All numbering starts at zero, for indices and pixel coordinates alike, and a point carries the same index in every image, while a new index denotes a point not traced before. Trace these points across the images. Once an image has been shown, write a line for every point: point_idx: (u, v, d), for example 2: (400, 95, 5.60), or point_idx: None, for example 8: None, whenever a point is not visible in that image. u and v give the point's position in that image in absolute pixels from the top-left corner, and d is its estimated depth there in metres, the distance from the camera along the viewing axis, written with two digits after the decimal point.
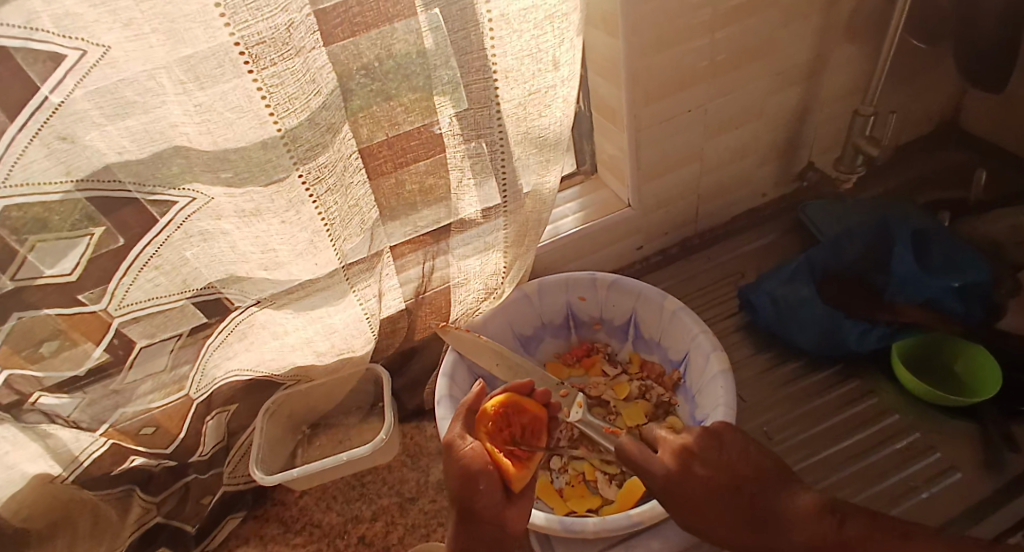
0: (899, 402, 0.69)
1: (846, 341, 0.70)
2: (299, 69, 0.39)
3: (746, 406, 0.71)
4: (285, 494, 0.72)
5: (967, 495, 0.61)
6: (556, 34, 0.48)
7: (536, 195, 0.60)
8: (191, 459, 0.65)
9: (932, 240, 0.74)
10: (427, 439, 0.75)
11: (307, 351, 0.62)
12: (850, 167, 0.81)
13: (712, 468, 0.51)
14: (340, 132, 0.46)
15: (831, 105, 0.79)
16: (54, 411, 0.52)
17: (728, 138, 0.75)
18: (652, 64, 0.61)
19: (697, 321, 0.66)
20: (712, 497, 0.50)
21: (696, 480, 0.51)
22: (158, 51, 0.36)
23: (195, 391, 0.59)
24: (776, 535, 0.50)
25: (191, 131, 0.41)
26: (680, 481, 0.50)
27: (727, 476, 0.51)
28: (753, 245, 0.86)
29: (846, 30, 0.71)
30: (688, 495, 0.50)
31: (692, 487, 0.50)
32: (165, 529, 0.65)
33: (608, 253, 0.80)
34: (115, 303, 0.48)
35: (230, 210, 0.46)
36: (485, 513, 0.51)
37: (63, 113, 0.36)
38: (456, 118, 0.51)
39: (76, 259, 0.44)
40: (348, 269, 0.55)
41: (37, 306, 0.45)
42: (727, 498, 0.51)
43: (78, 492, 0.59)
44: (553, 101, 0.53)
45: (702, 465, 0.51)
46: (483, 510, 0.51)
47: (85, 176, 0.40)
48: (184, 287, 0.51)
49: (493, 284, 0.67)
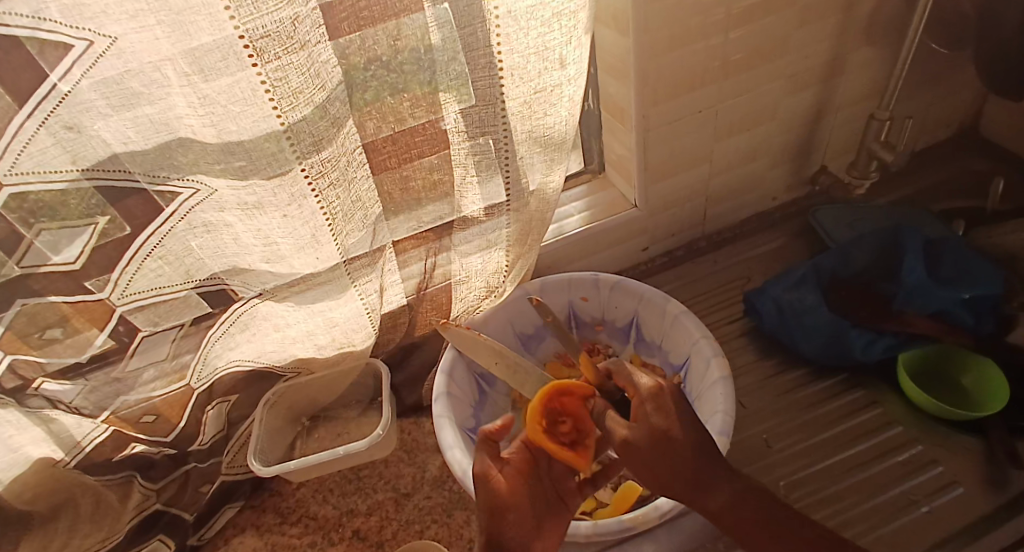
0: (902, 414, 0.68)
1: (852, 348, 0.69)
2: (304, 63, 0.39)
3: (746, 413, 0.70)
4: (283, 485, 0.73)
5: (969, 510, 0.60)
6: (562, 33, 0.48)
7: (539, 194, 0.59)
8: (191, 447, 0.65)
9: (941, 249, 0.73)
10: (424, 435, 0.75)
11: (309, 344, 0.63)
12: (862, 173, 0.79)
13: (658, 418, 0.47)
14: (344, 126, 0.45)
15: (843, 109, 0.78)
16: (57, 396, 0.53)
17: (738, 140, 0.74)
18: (661, 63, 0.61)
19: (699, 325, 0.65)
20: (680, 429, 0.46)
21: (673, 414, 0.47)
22: (163, 43, 0.36)
23: (196, 380, 0.59)
24: (686, 489, 0.46)
25: (194, 123, 0.41)
26: (653, 411, 0.47)
27: (663, 433, 0.46)
28: (759, 250, 0.85)
29: (859, 33, 0.69)
30: (651, 422, 0.47)
31: (661, 416, 0.47)
32: (164, 516, 0.65)
33: (614, 254, 0.80)
34: (117, 293, 0.48)
35: (232, 201, 0.46)
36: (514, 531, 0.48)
37: (70, 102, 0.37)
38: (462, 114, 0.51)
39: (79, 247, 0.44)
40: (350, 264, 0.55)
41: (42, 293, 0.45)
42: (664, 453, 0.46)
43: (79, 476, 0.60)
44: (558, 100, 0.52)
45: (657, 410, 0.47)
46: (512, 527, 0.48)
47: (91, 164, 0.41)
48: (187, 278, 0.52)
49: (494, 282, 0.67)
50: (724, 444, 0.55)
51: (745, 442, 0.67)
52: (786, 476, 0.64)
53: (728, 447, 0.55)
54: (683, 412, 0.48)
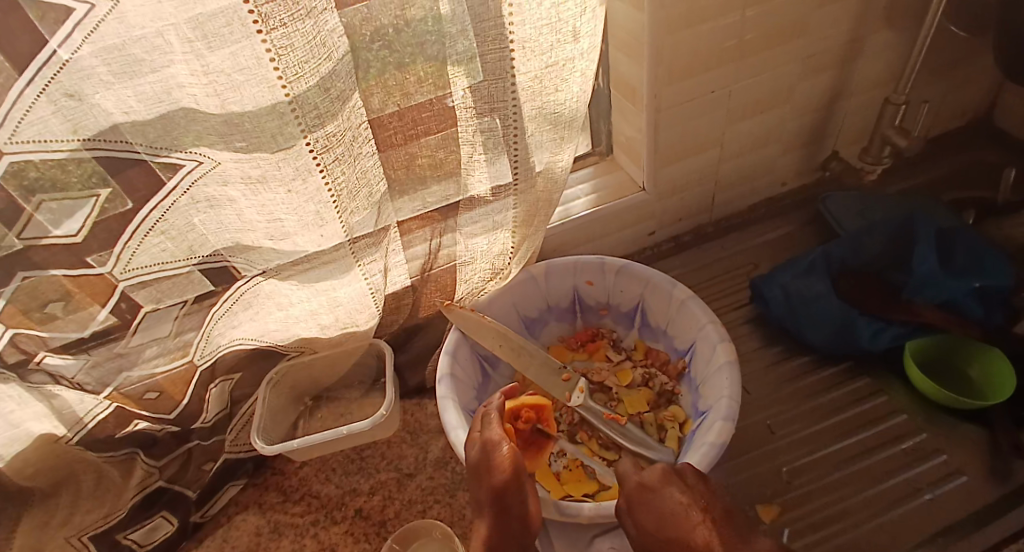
0: (908, 403, 0.68)
1: (858, 336, 0.68)
2: (310, 31, 0.38)
3: (751, 399, 0.70)
4: (285, 465, 0.73)
5: (973, 499, 0.60)
6: (576, 5, 0.46)
7: (547, 174, 0.59)
8: (193, 425, 0.65)
9: (952, 238, 0.72)
10: (427, 417, 0.75)
11: (312, 323, 0.62)
12: (875, 158, 0.78)
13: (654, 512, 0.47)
14: (350, 100, 0.45)
15: (856, 94, 0.76)
16: (59, 372, 0.52)
17: (749, 124, 0.73)
18: (675, 42, 0.59)
19: (706, 311, 0.64)
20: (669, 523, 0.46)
21: (662, 509, 0.47)
22: (166, 7, 0.35)
23: (199, 358, 0.59)
24: None
25: (198, 92, 0.40)
26: (648, 507, 0.48)
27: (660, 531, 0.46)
28: (766, 237, 0.84)
29: (877, 15, 0.68)
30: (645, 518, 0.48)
31: (651, 512, 0.47)
32: (166, 493, 0.65)
33: (620, 238, 0.79)
34: (120, 267, 0.48)
35: (236, 175, 0.46)
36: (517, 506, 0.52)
37: (70, 69, 0.36)
38: (470, 90, 0.50)
39: (81, 220, 0.44)
40: (355, 242, 0.54)
41: (42, 266, 0.45)
42: None
43: (81, 452, 0.59)
44: (569, 75, 0.51)
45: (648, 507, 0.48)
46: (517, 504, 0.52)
47: (92, 135, 0.40)
48: (189, 254, 0.51)
49: (500, 264, 0.66)
50: (729, 429, 0.54)
51: (749, 428, 0.67)
52: (789, 462, 0.64)
53: (733, 432, 0.54)
54: (674, 506, 0.47)
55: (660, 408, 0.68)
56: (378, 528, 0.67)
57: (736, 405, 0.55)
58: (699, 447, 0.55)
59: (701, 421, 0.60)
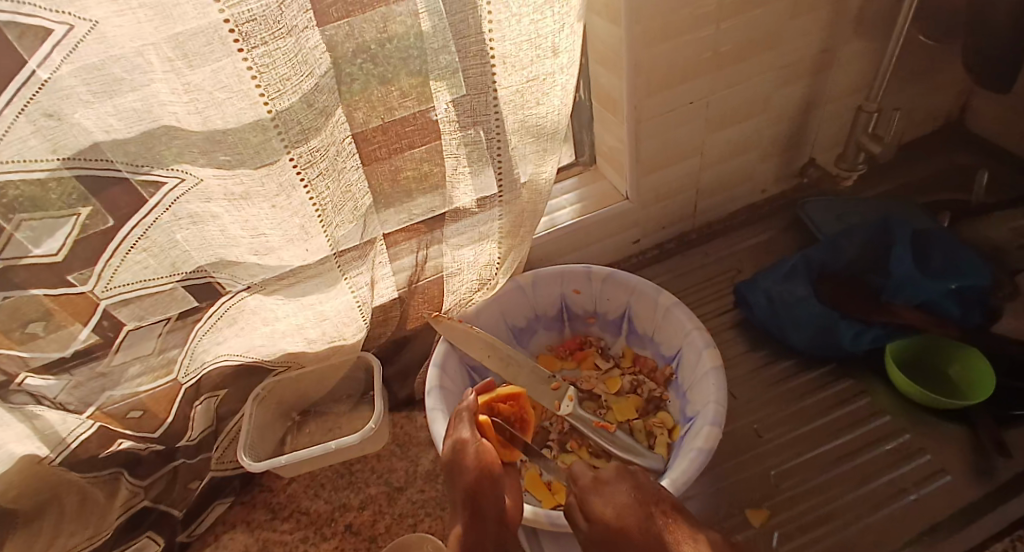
0: (891, 403, 0.69)
1: (841, 340, 0.70)
2: (291, 50, 0.38)
3: (737, 403, 0.71)
4: (273, 481, 0.72)
5: (956, 497, 0.61)
6: (555, 21, 0.47)
7: (532, 185, 0.59)
8: (179, 443, 0.64)
9: (929, 240, 0.74)
10: (417, 428, 0.75)
11: (299, 337, 0.62)
12: (850, 166, 0.80)
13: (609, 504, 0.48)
14: (333, 116, 0.45)
15: (831, 102, 0.78)
16: (41, 392, 0.51)
17: (728, 133, 0.74)
18: (653, 53, 0.60)
19: (691, 317, 0.65)
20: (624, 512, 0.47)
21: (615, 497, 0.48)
22: (147, 27, 0.35)
23: (183, 375, 0.58)
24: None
25: (180, 110, 0.40)
26: (602, 495, 0.49)
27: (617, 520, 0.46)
28: (750, 242, 0.86)
29: (849, 25, 0.70)
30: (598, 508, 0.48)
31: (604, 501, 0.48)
32: (152, 514, 0.64)
33: (607, 246, 0.80)
34: (101, 286, 0.47)
35: (219, 192, 0.46)
36: (490, 505, 0.52)
37: (49, 89, 0.35)
38: (453, 104, 0.50)
39: (62, 239, 0.43)
40: (341, 256, 0.54)
41: (22, 286, 0.44)
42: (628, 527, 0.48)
43: (65, 474, 0.58)
44: (551, 89, 0.52)
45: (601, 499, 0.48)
46: (490, 503, 0.52)
47: (73, 153, 0.40)
48: (173, 270, 0.51)
49: (487, 275, 0.66)
50: (716, 434, 0.55)
51: (736, 432, 0.68)
52: (777, 465, 0.65)
53: (720, 437, 0.55)
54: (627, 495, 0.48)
55: (648, 414, 0.68)
56: (369, 543, 0.66)
57: (723, 409, 0.56)
58: (687, 453, 0.55)
59: (689, 427, 0.60)
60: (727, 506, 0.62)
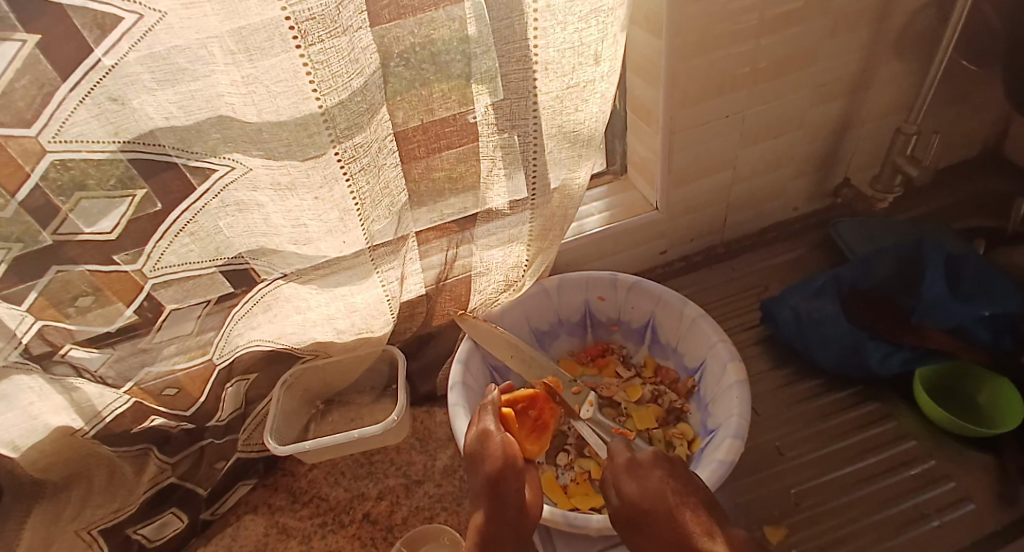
0: (917, 428, 0.68)
1: (868, 362, 0.69)
2: (344, 48, 0.40)
3: (759, 419, 0.70)
4: (295, 466, 0.74)
5: (981, 527, 0.60)
6: (597, 30, 0.48)
7: (564, 190, 0.60)
8: (208, 423, 0.66)
9: (964, 266, 0.73)
10: (436, 425, 0.76)
11: (328, 327, 0.64)
12: (885, 187, 0.79)
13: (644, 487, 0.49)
14: (378, 113, 0.46)
15: (868, 122, 0.78)
16: (82, 364, 0.54)
17: (762, 149, 0.74)
18: (690, 66, 0.61)
19: (716, 329, 0.65)
20: (657, 499, 0.48)
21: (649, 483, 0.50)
22: (212, 21, 0.37)
23: (217, 356, 0.60)
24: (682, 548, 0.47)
25: (236, 101, 0.42)
26: (638, 478, 0.50)
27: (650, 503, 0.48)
28: (778, 259, 0.85)
29: (889, 46, 0.69)
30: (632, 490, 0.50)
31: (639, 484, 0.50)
32: (178, 490, 0.66)
33: (633, 255, 0.80)
34: (149, 265, 0.50)
35: (266, 182, 0.47)
36: (513, 493, 0.52)
37: (116, 74, 0.38)
38: (493, 107, 0.51)
39: (115, 219, 0.46)
40: (375, 250, 0.55)
41: (75, 261, 0.47)
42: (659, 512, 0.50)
43: (95, 446, 0.61)
44: (590, 96, 0.53)
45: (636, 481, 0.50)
46: (514, 492, 0.52)
47: (133, 137, 0.42)
48: (215, 255, 0.52)
49: (514, 277, 0.68)
50: (738, 447, 0.55)
51: (757, 448, 0.68)
52: (797, 483, 0.64)
53: (742, 451, 0.55)
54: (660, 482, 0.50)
55: (668, 424, 0.68)
56: (385, 533, 0.67)
57: (746, 423, 0.56)
58: (707, 464, 0.55)
59: (709, 439, 0.61)
60: (744, 521, 0.62)
